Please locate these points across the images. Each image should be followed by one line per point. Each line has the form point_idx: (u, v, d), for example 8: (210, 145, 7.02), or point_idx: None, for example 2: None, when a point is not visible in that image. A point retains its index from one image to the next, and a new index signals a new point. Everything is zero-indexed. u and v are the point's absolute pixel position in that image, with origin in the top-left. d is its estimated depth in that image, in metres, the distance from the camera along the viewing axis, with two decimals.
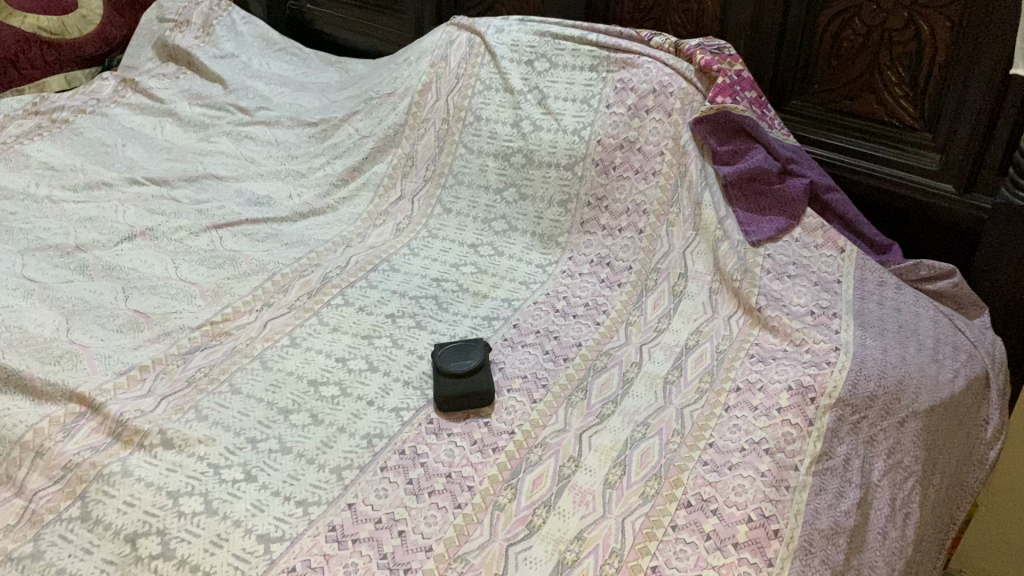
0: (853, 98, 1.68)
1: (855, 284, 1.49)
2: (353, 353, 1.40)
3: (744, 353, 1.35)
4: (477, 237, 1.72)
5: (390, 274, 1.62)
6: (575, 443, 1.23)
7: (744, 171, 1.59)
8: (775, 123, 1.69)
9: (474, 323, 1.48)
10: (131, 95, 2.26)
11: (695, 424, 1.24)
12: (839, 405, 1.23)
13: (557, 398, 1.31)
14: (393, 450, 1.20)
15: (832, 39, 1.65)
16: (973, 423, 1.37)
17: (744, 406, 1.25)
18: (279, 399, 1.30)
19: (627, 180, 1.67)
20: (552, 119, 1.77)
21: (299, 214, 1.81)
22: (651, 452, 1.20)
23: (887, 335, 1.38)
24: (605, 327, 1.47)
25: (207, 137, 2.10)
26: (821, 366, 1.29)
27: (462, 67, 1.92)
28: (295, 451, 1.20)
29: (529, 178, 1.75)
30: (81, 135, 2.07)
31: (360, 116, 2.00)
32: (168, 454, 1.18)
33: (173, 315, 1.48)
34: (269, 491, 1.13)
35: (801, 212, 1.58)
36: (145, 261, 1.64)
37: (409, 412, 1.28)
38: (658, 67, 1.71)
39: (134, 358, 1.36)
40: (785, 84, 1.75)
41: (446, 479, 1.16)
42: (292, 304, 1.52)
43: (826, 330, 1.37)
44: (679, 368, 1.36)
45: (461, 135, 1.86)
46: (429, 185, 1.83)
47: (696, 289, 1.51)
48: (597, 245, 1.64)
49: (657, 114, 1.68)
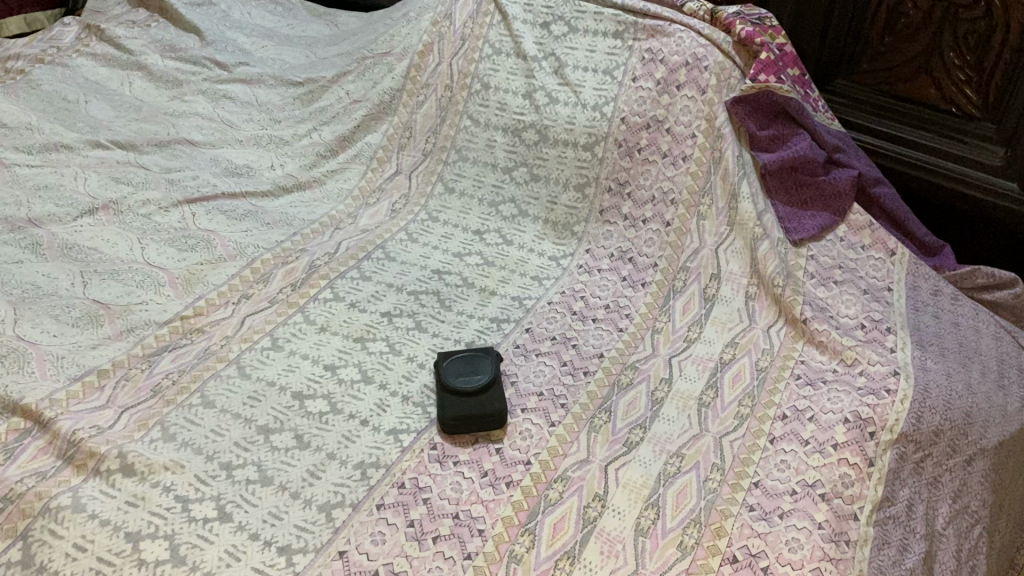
0: (907, 80, 1.51)
1: (908, 293, 1.33)
2: (343, 360, 1.23)
3: (789, 372, 1.20)
4: (482, 223, 1.55)
5: (385, 264, 1.44)
6: (600, 478, 1.07)
7: (786, 160, 1.41)
8: (819, 106, 1.51)
9: (481, 327, 1.31)
10: (96, 44, 2.03)
11: (737, 459, 1.08)
12: (902, 442, 1.08)
13: (578, 422, 1.15)
14: (392, 484, 1.04)
15: (888, 12, 1.47)
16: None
17: (793, 438, 1.09)
18: (259, 416, 1.12)
19: (654, 164, 1.49)
20: (570, 91, 1.57)
21: (282, 188, 1.61)
22: (687, 491, 1.05)
23: (949, 356, 1.22)
24: (628, 335, 1.31)
25: (181, 95, 1.89)
26: (880, 395, 1.12)
27: (469, 27, 1.70)
28: (277, 482, 1.03)
29: (542, 158, 1.57)
30: (39, 88, 1.85)
31: (352, 77, 1.79)
32: (128, 483, 1.01)
33: (138, 308, 1.29)
34: (247, 534, 0.96)
35: (847, 208, 1.42)
36: (106, 239, 1.45)
37: (409, 436, 1.11)
38: (691, 37, 1.51)
39: (92, 360, 1.18)
40: (830, 61, 1.58)
41: (454, 521, 1.00)
42: (273, 297, 1.34)
43: (880, 348, 1.21)
44: (714, 388, 1.20)
45: (467, 104, 1.66)
46: (430, 160, 1.65)
47: (730, 292, 1.35)
48: (617, 237, 1.48)
49: (689, 91, 1.49)
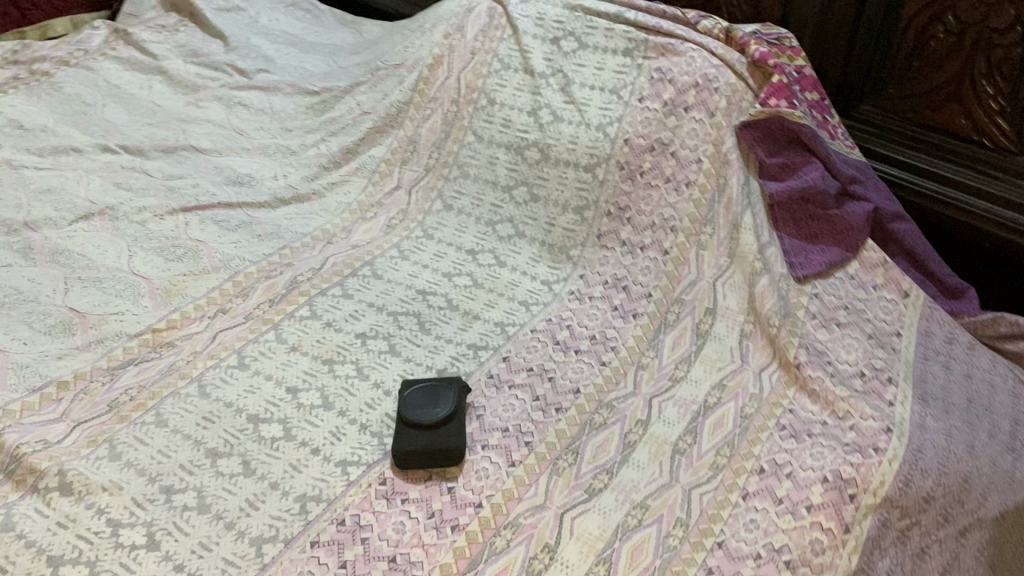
0: (936, 109, 1.41)
1: (918, 340, 1.23)
2: (307, 383, 1.19)
3: (774, 422, 1.11)
4: (477, 242, 1.50)
5: (371, 282, 1.40)
6: (554, 526, 1.01)
7: (794, 191, 1.33)
8: (838, 133, 1.42)
9: (457, 353, 1.26)
10: (123, 47, 2.04)
11: (704, 515, 1.01)
12: (885, 507, 0.98)
13: (540, 462, 1.09)
14: (331, 521, 0.99)
15: (917, 35, 1.37)
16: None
17: (766, 495, 1.01)
18: (209, 438, 1.09)
19: (657, 189, 1.42)
20: (575, 109, 1.50)
21: (280, 200, 1.59)
22: (645, 547, 0.98)
23: (954, 413, 1.12)
24: (610, 369, 1.24)
25: (198, 101, 1.88)
26: (867, 454, 1.03)
27: (479, 40, 1.65)
28: (213, 510, 0.99)
29: (543, 177, 1.50)
30: (60, 91, 1.87)
31: (364, 88, 1.76)
32: (63, 503, 0.98)
33: (112, 318, 1.28)
34: (171, 565, 0.93)
35: (860, 244, 1.32)
36: (97, 245, 1.44)
37: (358, 469, 1.07)
38: (702, 57, 1.44)
39: (55, 371, 1.17)
40: (854, 86, 1.48)
41: (388, 565, 0.95)
42: (250, 313, 1.32)
43: (878, 400, 1.12)
44: (693, 434, 1.12)
45: (472, 120, 1.61)
46: (431, 175, 1.60)
47: (725, 329, 1.27)
48: (614, 264, 1.41)
49: (697, 113, 1.42)
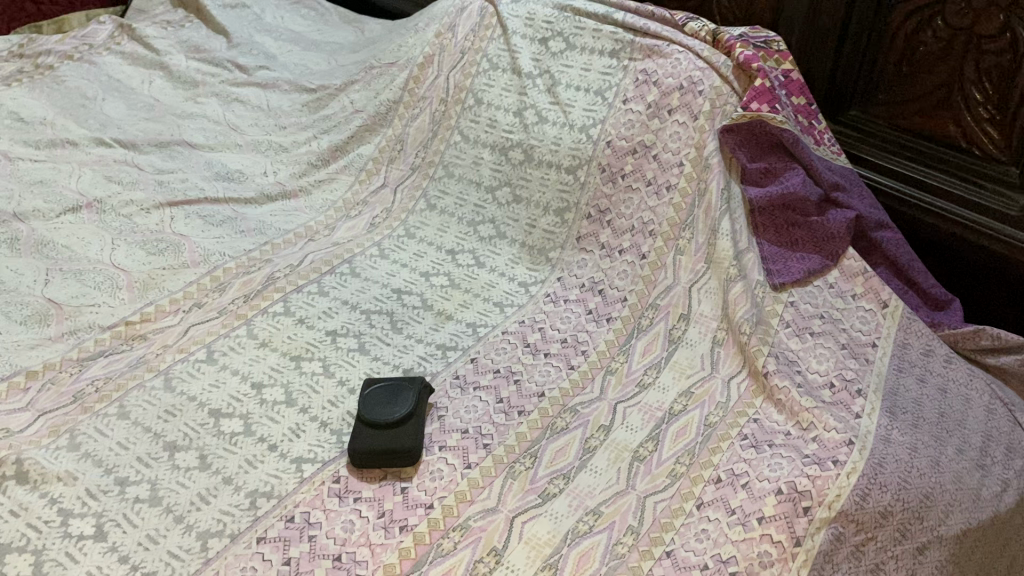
0: (924, 116, 1.38)
1: (894, 351, 1.20)
2: (272, 379, 1.20)
3: (737, 431, 1.09)
4: (458, 242, 1.49)
5: (348, 279, 1.40)
6: (503, 530, 1.00)
7: (775, 197, 1.30)
8: (824, 138, 1.38)
9: (425, 353, 1.26)
10: (126, 42, 2.07)
11: (655, 523, 0.99)
12: (840, 521, 0.96)
13: (497, 465, 1.08)
14: (280, 517, 0.99)
15: (905, 40, 1.35)
16: (1011, 552, 1.10)
17: (720, 505, 0.99)
18: (169, 431, 1.10)
19: (637, 192, 1.40)
20: (559, 110, 1.50)
21: (267, 196, 1.60)
22: (592, 553, 0.97)
23: (923, 427, 1.09)
24: (578, 374, 1.23)
25: (196, 97, 1.90)
26: (826, 466, 1.01)
27: (469, 40, 1.65)
28: (165, 503, 1.00)
29: (526, 178, 1.50)
30: (62, 84, 1.89)
31: (358, 87, 1.76)
32: (18, 491, 0.99)
33: (88, 310, 1.29)
34: (116, 556, 0.93)
35: (841, 252, 1.29)
36: (81, 237, 1.46)
37: (312, 466, 1.07)
38: (688, 58, 1.42)
39: (26, 360, 1.18)
40: (844, 91, 1.46)
41: (332, 563, 0.95)
42: (224, 307, 1.32)
43: (844, 411, 1.09)
44: (655, 440, 1.11)
45: (459, 120, 1.61)
46: (417, 174, 1.60)
47: (697, 336, 1.25)
48: (591, 267, 1.39)
49: (680, 116, 1.40)
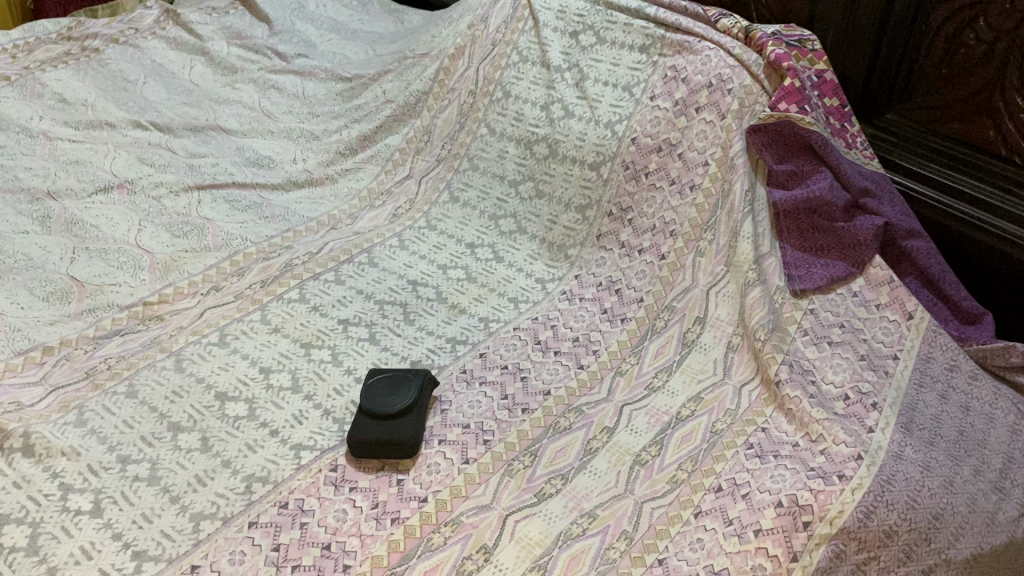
0: (964, 121, 1.33)
1: (916, 364, 1.15)
2: (280, 364, 1.20)
3: (743, 440, 1.06)
4: (478, 236, 1.49)
5: (364, 269, 1.40)
6: (495, 528, 0.99)
7: (800, 200, 1.25)
8: (857, 142, 1.34)
9: (435, 346, 1.25)
10: (171, 27, 2.09)
11: (651, 529, 0.97)
12: (841, 538, 0.93)
13: (495, 462, 1.07)
14: (274, 503, 1.00)
15: (947, 41, 1.30)
16: None
17: (718, 515, 0.97)
18: (175, 412, 1.11)
19: (660, 191, 1.38)
20: (586, 105, 1.48)
21: (293, 183, 1.61)
22: (583, 556, 0.95)
23: (939, 445, 1.05)
24: (587, 373, 1.21)
25: (234, 83, 1.92)
26: (830, 480, 0.97)
27: (501, 32, 1.64)
28: (162, 483, 1.01)
29: (549, 174, 1.48)
30: (106, 67, 1.93)
31: (390, 76, 1.76)
32: (23, 463, 1.01)
33: (109, 289, 1.32)
34: (110, 533, 0.95)
35: (867, 259, 1.24)
36: (110, 217, 1.49)
37: (310, 453, 1.07)
38: (719, 56, 1.38)
39: (44, 336, 1.21)
40: (880, 94, 1.41)
41: (321, 552, 0.95)
42: (240, 292, 1.33)
43: (857, 424, 1.05)
44: (659, 445, 1.08)
45: (486, 112, 1.60)
46: (442, 166, 1.60)
47: (711, 340, 1.22)
48: (609, 266, 1.37)
49: (708, 115, 1.37)
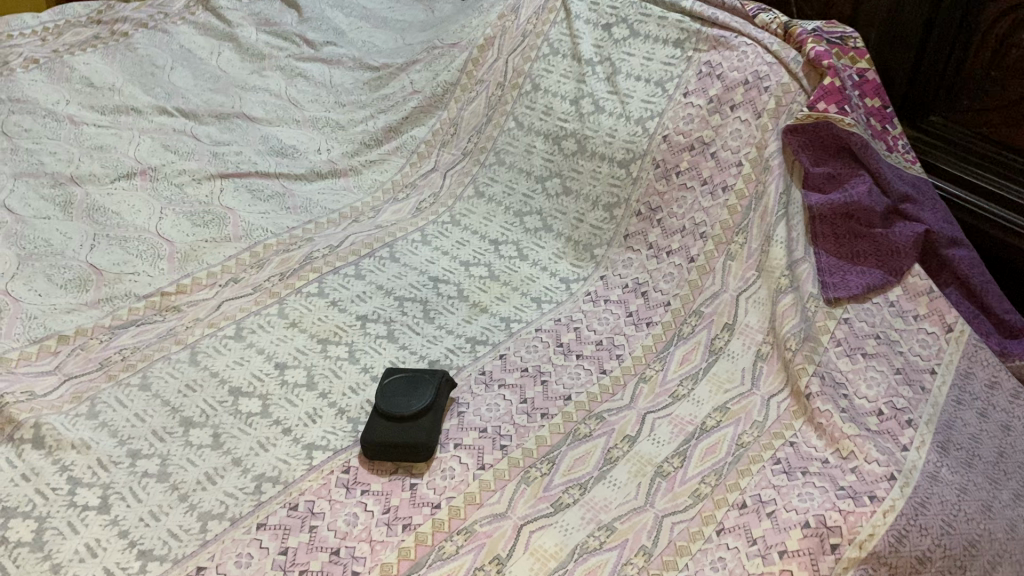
0: (1013, 126, 1.27)
1: (954, 379, 1.09)
2: (297, 360, 1.18)
3: (770, 454, 1.02)
4: (503, 233, 1.45)
5: (386, 263, 1.37)
6: (509, 538, 0.96)
7: (837, 206, 1.20)
8: (899, 145, 1.30)
9: (453, 346, 1.22)
10: (201, 12, 2.08)
11: (671, 545, 0.93)
12: (870, 563, 0.89)
13: (511, 469, 1.04)
14: (284, 504, 0.98)
15: (997, 42, 1.25)
16: None
17: (741, 533, 0.93)
18: (187, 406, 1.09)
19: (691, 191, 1.34)
20: (617, 100, 1.44)
21: (317, 173, 1.58)
22: (599, 572, 0.91)
23: (977, 467, 1.00)
24: (609, 379, 1.17)
25: (262, 70, 1.90)
26: (861, 501, 0.93)
27: (532, 23, 1.60)
28: (171, 480, 0.99)
29: (577, 170, 1.45)
30: (134, 52, 1.92)
31: (419, 66, 1.72)
32: (33, 456, 0.99)
33: (127, 277, 1.30)
34: (116, 530, 0.93)
35: (905, 268, 1.18)
36: (132, 204, 1.47)
37: (323, 454, 1.04)
38: (755, 52, 1.33)
39: (60, 324, 1.19)
40: (925, 95, 1.37)
41: (328, 558, 0.92)
42: (259, 284, 1.31)
43: (891, 441, 1.01)
44: (681, 456, 1.04)
45: (515, 105, 1.56)
46: (468, 160, 1.57)
47: (740, 348, 1.18)
48: (636, 267, 1.33)
49: (742, 113, 1.32)
